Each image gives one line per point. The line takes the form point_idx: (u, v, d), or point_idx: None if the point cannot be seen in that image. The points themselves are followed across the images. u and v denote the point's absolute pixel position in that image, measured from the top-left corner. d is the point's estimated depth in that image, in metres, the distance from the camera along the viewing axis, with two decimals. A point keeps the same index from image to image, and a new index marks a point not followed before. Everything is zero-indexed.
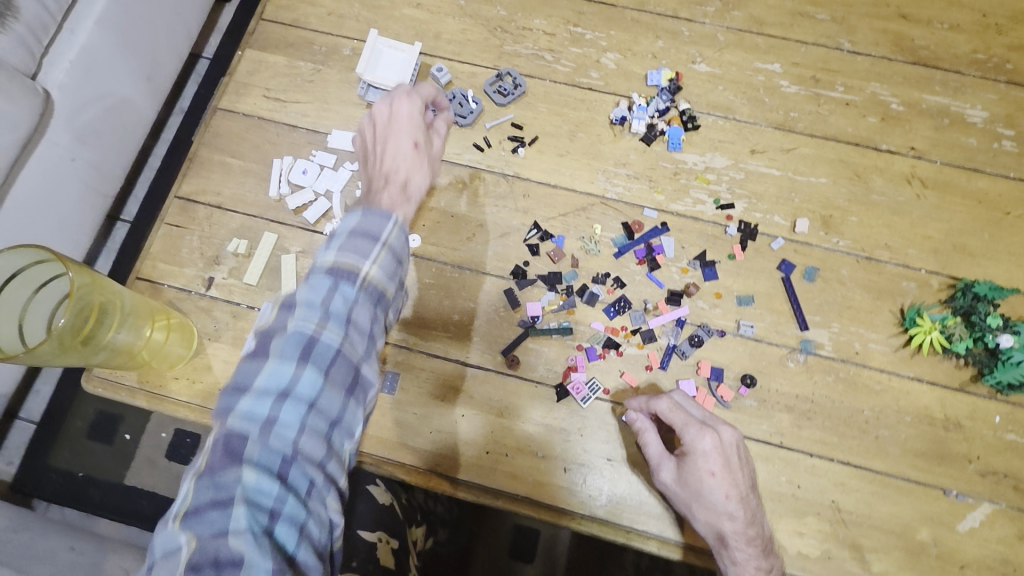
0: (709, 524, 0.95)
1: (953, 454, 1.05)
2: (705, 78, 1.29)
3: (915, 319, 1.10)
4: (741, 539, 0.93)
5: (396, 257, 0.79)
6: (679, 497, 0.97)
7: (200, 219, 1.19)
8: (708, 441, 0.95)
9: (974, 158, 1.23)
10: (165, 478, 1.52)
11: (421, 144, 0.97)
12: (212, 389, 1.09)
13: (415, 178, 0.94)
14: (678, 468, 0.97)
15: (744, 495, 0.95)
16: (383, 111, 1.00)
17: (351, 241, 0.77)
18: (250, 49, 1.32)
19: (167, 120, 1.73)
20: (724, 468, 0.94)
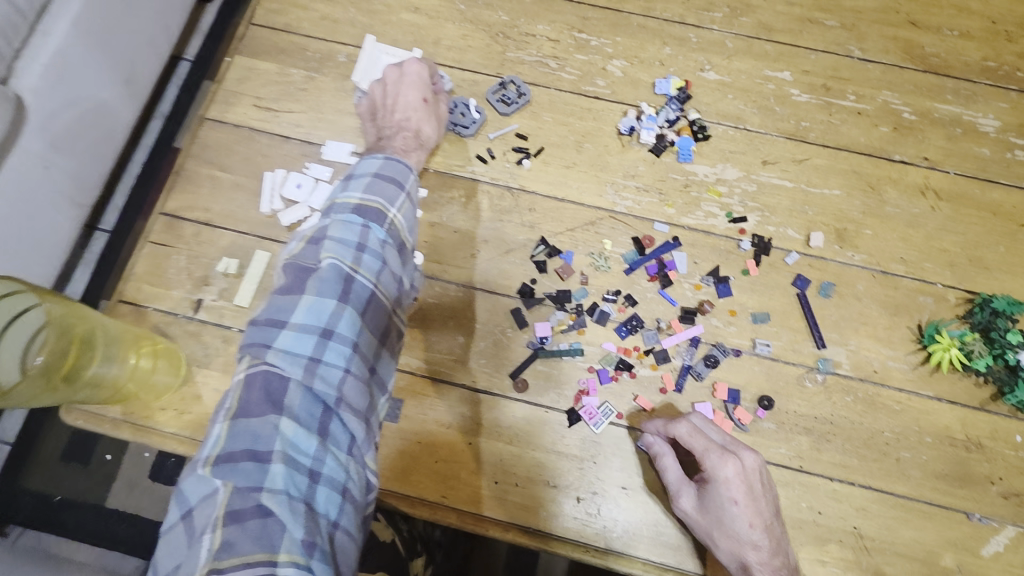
0: (732, 554, 0.91)
1: (975, 475, 1.02)
2: (714, 86, 1.25)
3: (934, 336, 1.07)
4: (766, 569, 0.89)
5: (414, 210, 0.91)
6: (701, 525, 0.93)
7: (187, 237, 1.13)
8: (731, 467, 0.91)
9: (988, 168, 1.20)
10: (149, 500, 1.45)
11: (429, 99, 1.10)
12: (202, 419, 1.03)
13: (423, 130, 1.10)
14: (698, 495, 0.93)
15: (768, 522, 0.91)
16: (394, 69, 1.12)
17: (377, 184, 0.86)
18: (239, 55, 1.26)
19: (147, 125, 1.64)
20: (748, 494, 0.91)
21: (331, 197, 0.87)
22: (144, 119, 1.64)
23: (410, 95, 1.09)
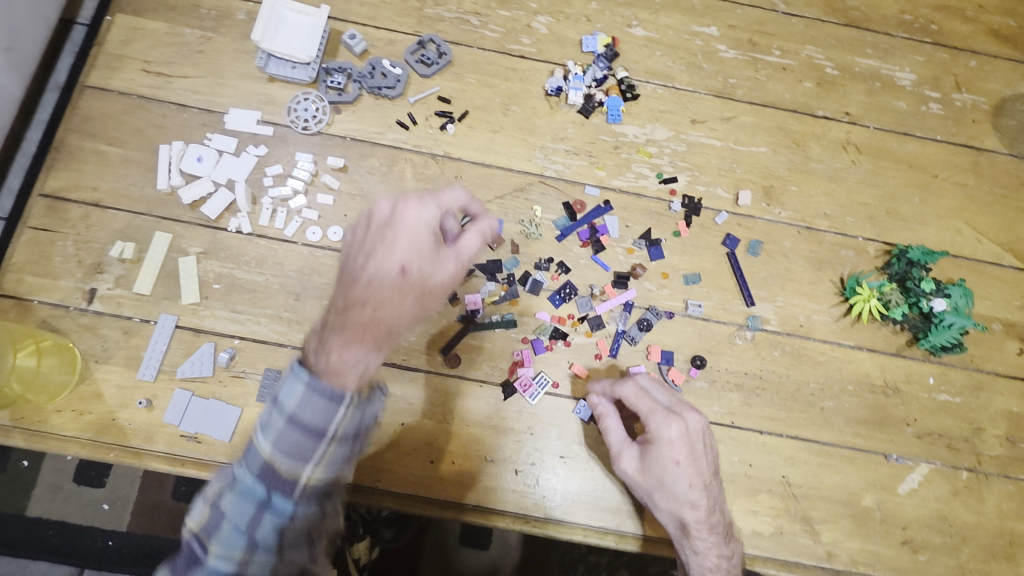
0: (671, 513, 0.92)
1: (893, 419, 1.07)
2: (642, 43, 1.22)
3: (855, 288, 1.10)
4: (704, 528, 0.91)
5: (348, 447, 0.70)
6: (641, 486, 0.93)
7: (74, 220, 1.01)
8: (674, 428, 0.91)
9: (904, 122, 1.23)
10: (74, 505, 1.36)
11: (411, 271, 0.77)
12: (104, 419, 0.94)
13: (386, 318, 0.73)
14: (640, 456, 0.93)
15: (708, 481, 0.92)
16: (386, 212, 0.81)
17: (289, 439, 0.67)
18: (122, 14, 1.13)
19: (41, 98, 1.47)
20: (690, 455, 0.91)
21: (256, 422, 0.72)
22: (37, 92, 1.47)
23: (388, 261, 0.77)
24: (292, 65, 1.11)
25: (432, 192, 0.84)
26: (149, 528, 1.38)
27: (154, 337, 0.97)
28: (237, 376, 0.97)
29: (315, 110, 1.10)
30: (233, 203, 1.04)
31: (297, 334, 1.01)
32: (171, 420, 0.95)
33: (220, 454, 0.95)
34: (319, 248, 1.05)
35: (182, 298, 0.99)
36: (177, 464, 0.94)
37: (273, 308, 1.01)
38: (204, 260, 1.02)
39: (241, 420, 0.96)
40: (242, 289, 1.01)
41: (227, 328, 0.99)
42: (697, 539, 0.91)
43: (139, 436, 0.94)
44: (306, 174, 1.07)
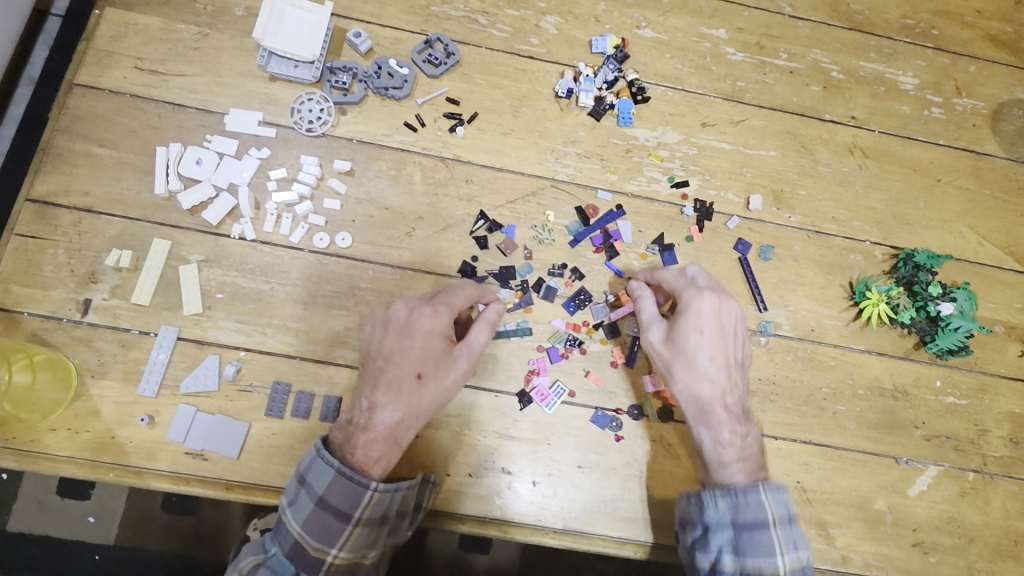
0: (689, 386, 0.90)
1: (902, 422, 1.08)
2: (650, 44, 1.20)
3: (864, 292, 1.10)
4: (719, 402, 0.89)
5: (368, 531, 0.84)
6: (662, 358, 0.93)
7: (65, 227, 0.96)
8: (706, 301, 0.92)
9: (908, 126, 1.24)
10: (60, 520, 1.32)
11: (426, 377, 0.89)
12: (102, 437, 0.90)
13: (404, 419, 0.87)
14: (666, 330, 0.94)
15: (732, 364, 0.91)
16: (403, 317, 0.92)
17: (318, 518, 0.82)
18: (112, 8, 1.07)
19: (14, 93, 1.42)
20: (718, 332, 0.91)
21: (286, 501, 0.86)
22: (10, 86, 1.42)
23: (402, 372, 0.88)
24: (295, 64, 1.07)
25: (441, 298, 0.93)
26: (137, 541, 1.34)
27: (154, 351, 0.93)
28: (244, 390, 0.94)
29: (320, 111, 1.06)
30: (236, 208, 1.00)
31: (305, 344, 0.97)
32: (175, 437, 0.91)
33: (227, 471, 0.92)
34: (326, 255, 1.01)
35: (184, 309, 0.95)
36: (182, 482, 0.90)
37: (280, 318, 0.98)
38: (206, 268, 0.97)
39: (249, 435, 0.93)
40: (247, 298, 0.97)
41: (232, 339, 0.95)
42: (711, 417, 0.89)
43: (140, 454, 0.90)
44: (312, 178, 1.03)
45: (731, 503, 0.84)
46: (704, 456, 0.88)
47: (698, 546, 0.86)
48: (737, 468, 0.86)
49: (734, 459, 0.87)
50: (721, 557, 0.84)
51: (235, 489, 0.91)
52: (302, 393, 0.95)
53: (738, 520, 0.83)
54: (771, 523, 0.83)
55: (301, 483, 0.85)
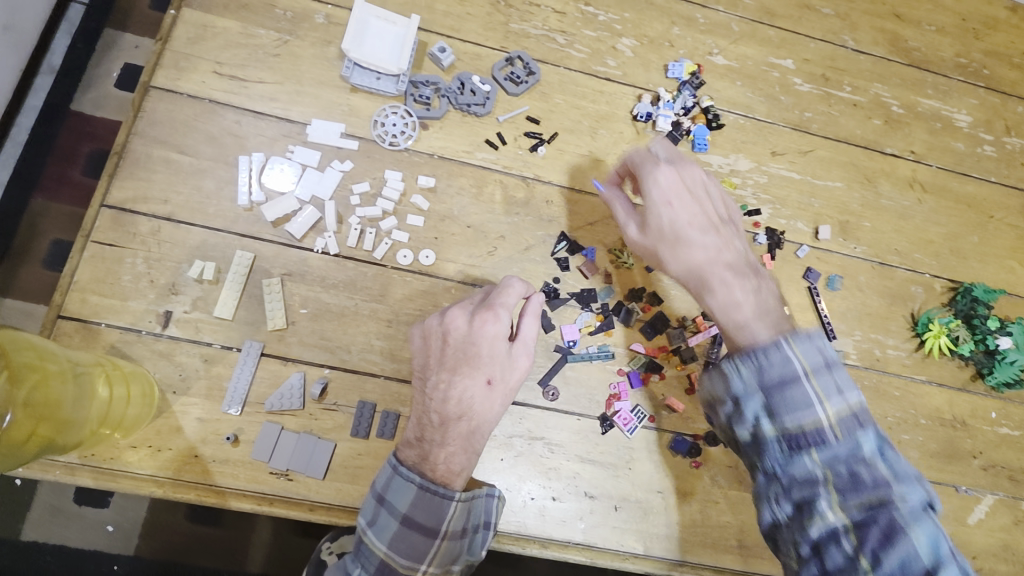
0: (683, 263, 0.88)
1: (961, 451, 1.12)
2: (722, 71, 1.22)
3: (926, 324, 1.14)
4: (710, 262, 0.87)
5: (455, 543, 0.81)
6: (648, 247, 0.91)
7: (143, 236, 0.93)
8: (659, 172, 0.90)
9: (963, 162, 1.28)
10: (78, 528, 1.26)
11: (496, 383, 0.85)
12: (184, 455, 0.87)
13: (481, 427, 0.84)
14: (640, 221, 0.92)
15: (714, 224, 0.90)
16: (462, 325, 0.86)
17: (404, 537, 0.79)
18: (189, 9, 1.03)
19: (32, 82, 1.35)
20: (682, 198, 0.90)
21: (361, 522, 0.82)
22: (29, 74, 1.34)
23: (472, 379, 0.84)
24: (377, 75, 1.05)
25: (493, 300, 0.88)
26: (159, 553, 1.28)
27: (238, 367, 0.90)
28: (329, 409, 0.92)
29: (403, 125, 1.05)
30: (320, 222, 0.98)
31: (389, 363, 0.96)
32: (260, 457, 0.88)
33: (311, 491, 0.89)
34: (409, 273, 1.00)
35: (267, 324, 0.92)
36: (266, 503, 0.88)
37: (365, 336, 0.96)
38: (289, 283, 0.95)
39: (334, 454, 0.91)
40: (331, 314, 0.95)
41: (317, 356, 0.93)
42: (717, 283, 0.85)
43: (223, 473, 0.88)
44: (396, 194, 1.01)
45: (755, 366, 0.73)
46: (722, 323, 0.83)
47: (726, 417, 0.75)
48: (756, 323, 0.80)
49: (751, 316, 0.81)
50: (756, 420, 0.72)
51: (319, 510, 0.89)
52: (388, 413, 0.93)
53: (764, 378, 0.72)
54: (804, 375, 0.71)
55: (378, 500, 0.81)
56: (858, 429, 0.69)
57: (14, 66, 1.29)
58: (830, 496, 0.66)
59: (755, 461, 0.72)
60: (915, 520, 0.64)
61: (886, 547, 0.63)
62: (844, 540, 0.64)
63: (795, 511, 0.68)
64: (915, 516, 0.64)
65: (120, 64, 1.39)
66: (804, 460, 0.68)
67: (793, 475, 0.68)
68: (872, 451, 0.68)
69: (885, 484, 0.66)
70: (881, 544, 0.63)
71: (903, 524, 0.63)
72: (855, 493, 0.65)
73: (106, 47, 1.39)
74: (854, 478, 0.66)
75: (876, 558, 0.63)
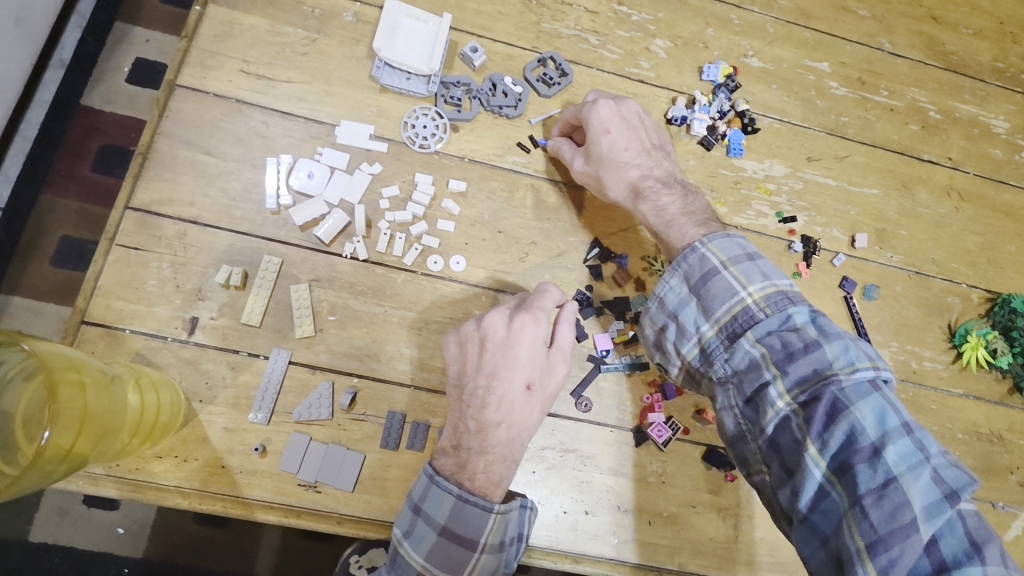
0: (623, 184, 0.96)
1: (999, 466, 1.09)
2: (757, 74, 1.19)
3: (965, 336, 1.12)
4: (648, 181, 0.95)
5: (493, 555, 0.80)
6: (592, 174, 0.98)
7: (169, 239, 0.90)
8: (596, 105, 0.97)
9: (1000, 169, 1.25)
10: (86, 528, 1.24)
11: (535, 389, 0.83)
12: (210, 465, 0.85)
13: (521, 433, 0.83)
14: (584, 153, 0.98)
15: (648, 148, 0.98)
16: (502, 329, 0.83)
17: (442, 548, 0.78)
18: (216, 6, 1.01)
19: (43, 75, 1.31)
20: (623, 128, 0.97)
21: (397, 530, 0.81)
22: (38, 67, 1.30)
23: (512, 384, 0.81)
24: (408, 76, 1.03)
25: (533, 302, 0.86)
26: (168, 555, 1.26)
27: (266, 374, 0.88)
28: (358, 419, 0.89)
29: (433, 127, 1.02)
30: (349, 226, 0.96)
31: (419, 372, 0.93)
32: (289, 468, 0.86)
33: (340, 504, 0.87)
34: (439, 280, 0.97)
35: (296, 332, 0.90)
36: (294, 515, 0.85)
37: (394, 343, 0.93)
38: (317, 289, 0.93)
39: (363, 466, 0.88)
40: (360, 322, 0.93)
41: (346, 365, 0.91)
42: (652, 194, 0.94)
43: (251, 485, 0.85)
44: (426, 198, 0.99)
45: (681, 275, 0.82)
46: (656, 225, 0.92)
47: (678, 338, 0.82)
48: (682, 218, 0.90)
49: (677, 216, 0.91)
50: (699, 328, 0.79)
51: (347, 523, 0.86)
52: (418, 424, 0.91)
53: (693, 285, 0.81)
54: (721, 267, 0.80)
55: (412, 508, 0.81)
56: (785, 304, 0.76)
57: (26, 60, 1.25)
58: (775, 381, 0.70)
59: (711, 370, 0.77)
60: (858, 392, 0.66)
61: (828, 424, 0.65)
62: (793, 424, 0.67)
63: (751, 408, 0.72)
64: (859, 388, 0.66)
65: (132, 58, 1.36)
66: (743, 348, 0.74)
67: (739, 369, 0.74)
68: (804, 321, 0.74)
69: (815, 348, 0.70)
70: (823, 421, 0.65)
71: (846, 396, 0.66)
72: (791, 364, 0.70)
73: (117, 40, 1.36)
74: (787, 349, 0.71)
75: (821, 435, 0.65)
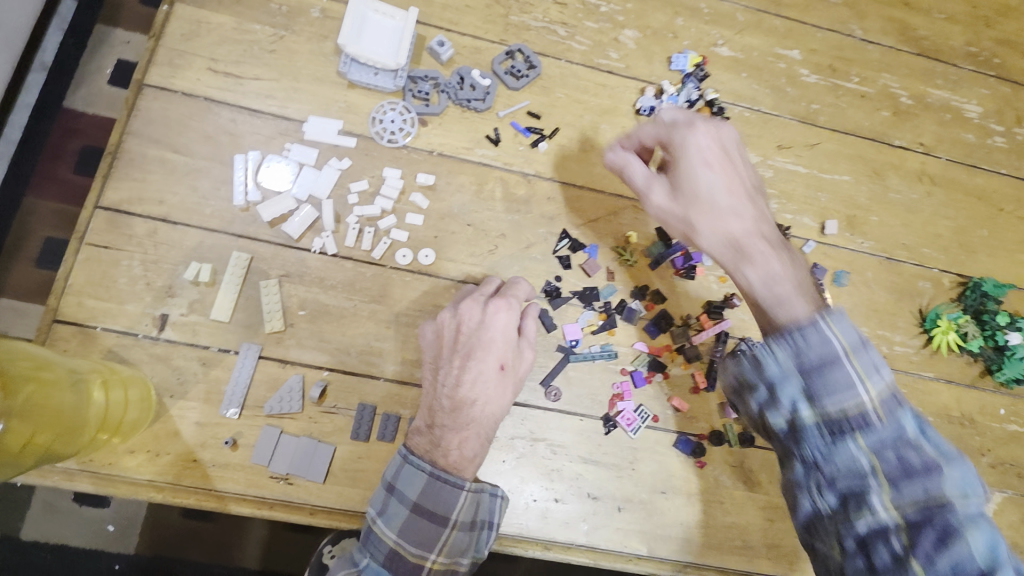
0: (717, 231, 0.84)
1: (969, 449, 1.10)
2: (728, 63, 1.19)
3: (935, 320, 1.12)
4: (750, 234, 0.82)
5: (464, 534, 0.84)
6: (677, 211, 0.87)
7: (139, 238, 0.91)
8: (694, 132, 0.86)
9: (973, 154, 1.25)
10: (75, 525, 1.26)
11: (507, 369, 0.89)
12: (182, 460, 0.86)
13: (491, 411, 0.88)
14: (670, 184, 0.88)
15: (748, 194, 0.86)
16: (476, 315, 0.89)
17: (414, 525, 0.81)
18: (183, 5, 1.01)
19: (25, 78, 1.33)
20: (721, 163, 0.86)
21: (370, 513, 0.84)
22: (21, 70, 1.32)
23: (487, 364, 0.87)
24: (375, 71, 1.03)
25: (504, 290, 0.92)
26: (157, 549, 1.28)
27: (236, 369, 0.89)
28: (328, 412, 0.91)
29: (401, 122, 1.03)
30: (318, 221, 0.97)
31: (389, 365, 0.94)
32: (260, 461, 0.87)
33: (311, 495, 0.88)
34: (409, 273, 0.98)
35: (266, 326, 0.91)
36: (265, 507, 0.87)
37: (364, 337, 0.95)
38: (286, 284, 0.94)
39: (334, 458, 0.90)
40: (330, 316, 0.94)
41: (316, 359, 0.92)
42: (753, 249, 0.81)
43: (223, 478, 0.87)
44: (395, 192, 1.00)
45: (791, 349, 0.64)
46: (761, 298, 0.77)
47: (765, 404, 0.66)
48: (798, 296, 0.74)
49: (794, 291, 0.75)
50: (796, 406, 0.64)
51: (320, 514, 0.88)
52: (388, 416, 0.92)
53: (804, 363, 0.63)
54: (844, 355, 0.62)
55: (386, 490, 0.84)
56: (900, 408, 0.61)
57: (3, 64, 1.26)
58: (880, 493, 0.59)
59: (800, 452, 0.64)
60: (973, 519, 0.56)
61: (934, 555, 0.55)
62: (892, 539, 0.58)
63: (840, 504, 0.62)
64: (977, 521, 0.56)
65: (112, 59, 1.36)
66: (847, 445, 0.61)
67: (837, 466, 0.61)
68: (918, 433, 0.60)
69: (935, 470, 0.57)
70: (929, 551, 0.56)
71: (963, 530, 0.55)
72: (906, 481, 0.58)
73: (97, 43, 1.36)
74: (902, 465, 0.58)
75: (923, 563, 0.56)
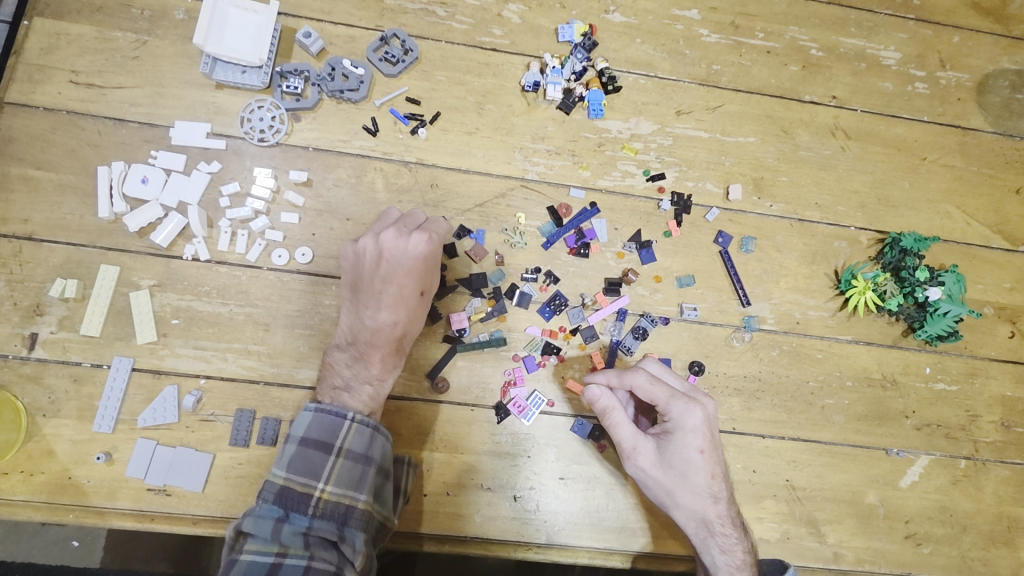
0: (692, 510, 0.86)
1: (892, 412, 1.07)
2: (621, 30, 1.13)
3: (849, 280, 1.06)
4: (726, 521, 0.86)
5: (355, 463, 0.80)
6: (660, 481, 0.85)
7: (5, 259, 0.91)
8: (696, 415, 0.84)
9: (892, 104, 1.19)
10: (40, 543, 1.20)
11: (427, 294, 0.90)
12: (58, 479, 0.87)
13: (409, 333, 0.89)
14: (657, 449, 0.85)
15: (726, 472, 0.87)
16: (396, 243, 0.87)
17: (300, 456, 0.79)
18: (40, 17, 0.98)
19: None
20: (712, 445, 0.85)
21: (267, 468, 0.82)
22: None
23: (408, 289, 0.87)
24: (242, 69, 1.00)
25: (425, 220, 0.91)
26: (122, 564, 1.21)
27: (109, 383, 0.89)
28: (205, 420, 0.90)
29: (271, 119, 0.99)
30: (188, 228, 0.95)
31: (268, 368, 0.93)
32: (135, 474, 0.88)
33: (191, 505, 0.88)
34: (286, 273, 0.96)
35: (137, 338, 0.91)
36: (146, 519, 0.87)
37: (241, 342, 0.93)
38: (158, 294, 0.93)
39: (213, 466, 0.90)
40: (205, 323, 0.93)
41: (192, 367, 0.91)
42: (724, 538, 0.86)
43: (101, 493, 0.87)
44: (266, 192, 0.97)
45: None
46: None
47: None
48: None
49: None
50: None
51: (203, 523, 0.88)
52: (268, 419, 0.91)
53: None
54: None
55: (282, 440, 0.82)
56: None
57: None
58: None
59: None
60: None
61: None
62: None
63: None
64: None
65: None
66: None
67: None
68: None
69: None
70: None
71: None
72: None
73: None
74: None
75: None
